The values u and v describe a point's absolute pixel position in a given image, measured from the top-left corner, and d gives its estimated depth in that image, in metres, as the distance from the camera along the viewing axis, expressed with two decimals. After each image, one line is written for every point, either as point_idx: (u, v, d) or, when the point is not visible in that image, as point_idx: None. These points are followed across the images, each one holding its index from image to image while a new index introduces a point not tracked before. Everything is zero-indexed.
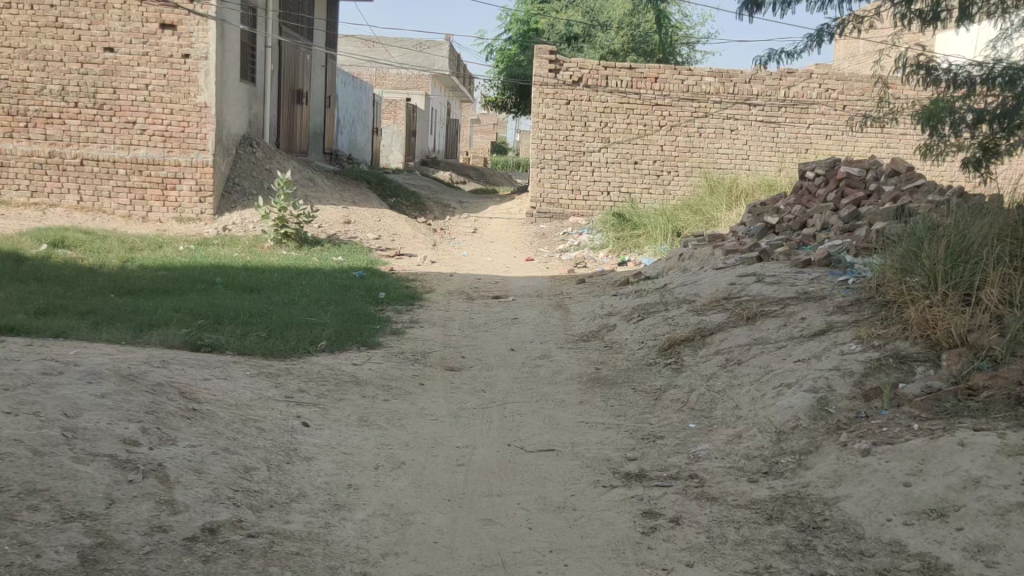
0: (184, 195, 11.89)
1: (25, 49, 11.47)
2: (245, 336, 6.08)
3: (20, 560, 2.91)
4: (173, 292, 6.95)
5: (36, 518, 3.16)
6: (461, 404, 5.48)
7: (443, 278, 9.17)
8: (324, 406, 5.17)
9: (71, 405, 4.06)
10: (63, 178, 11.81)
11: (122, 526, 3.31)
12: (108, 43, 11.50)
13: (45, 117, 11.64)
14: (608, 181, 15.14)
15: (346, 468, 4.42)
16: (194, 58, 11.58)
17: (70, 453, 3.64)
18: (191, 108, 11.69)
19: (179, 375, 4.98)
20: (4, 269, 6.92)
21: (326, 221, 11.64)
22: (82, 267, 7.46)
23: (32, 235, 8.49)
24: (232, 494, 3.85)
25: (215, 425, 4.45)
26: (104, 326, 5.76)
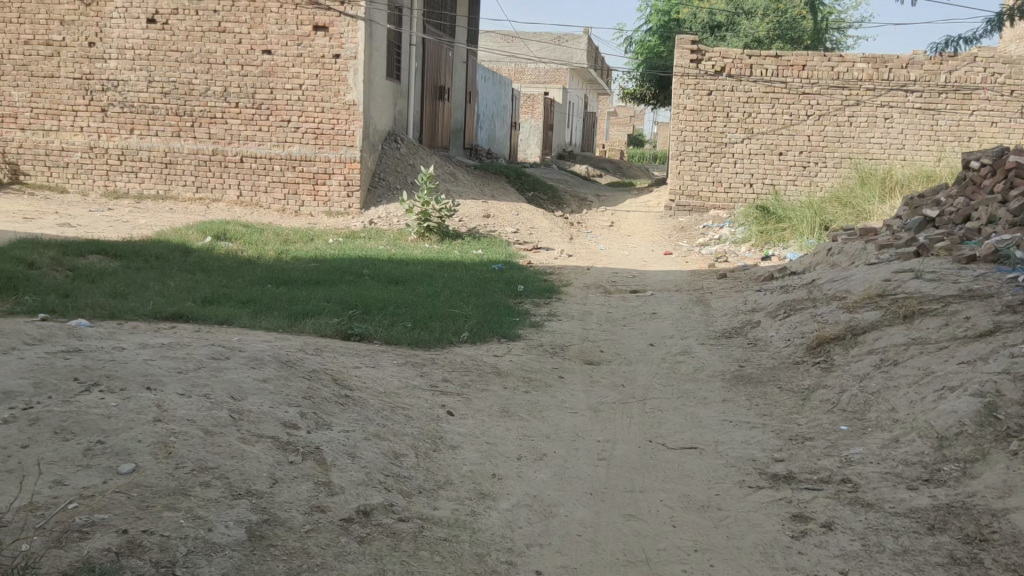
0: (334, 190, 12.41)
1: (192, 52, 12.24)
2: (392, 326, 6.29)
3: (194, 534, 3.11)
4: (324, 283, 7.27)
5: (208, 494, 3.38)
6: (601, 398, 5.48)
7: (581, 272, 9.17)
8: (467, 395, 5.29)
9: (237, 389, 4.33)
10: (225, 175, 12.55)
11: (285, 505, 3.49)
12: (266, 46, 12.15)
13: (209, 117, 12.39)
14: (751, 173, 14.71)
15: (490, 457, 4.50)
16: (345, 58, 12.07)
17: (237, 434, 3.88)
18: (341, 106, 12.18)
19: (332, 363, 5.22)
20: (174, 260, 7.42)
21: (466, 215, 11.87)
22: (243, 258, 7.90)
23: (198, 228, 9.06)
24: (384, 478, 3.99)
25: (367, 411, 4.63)
26: (263, 314, 6.09)
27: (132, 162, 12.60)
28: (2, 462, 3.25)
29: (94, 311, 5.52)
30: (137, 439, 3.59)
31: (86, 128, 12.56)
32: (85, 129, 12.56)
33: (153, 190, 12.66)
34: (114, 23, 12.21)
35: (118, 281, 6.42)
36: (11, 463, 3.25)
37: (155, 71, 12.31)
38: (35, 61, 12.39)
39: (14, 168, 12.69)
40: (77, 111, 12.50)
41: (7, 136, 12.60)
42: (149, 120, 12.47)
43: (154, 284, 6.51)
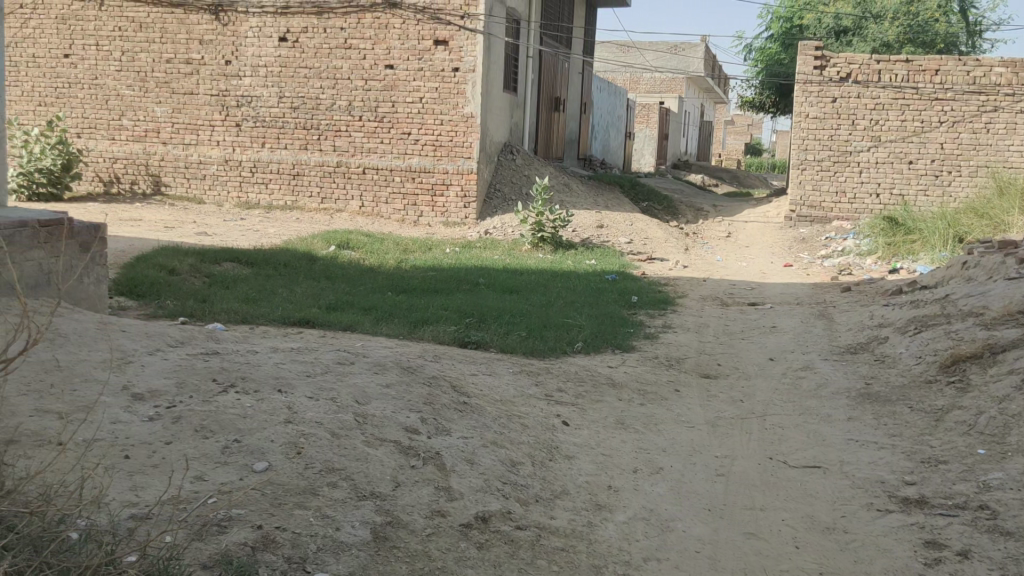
0: (451, 201, 12.66)
1: (320, 69, 12.76)
2: (508, 335, 6.36)
3: (323, 532, 3.23)
4: (443, 292, 7.43)
5: (335, 494, 3.50)
6: (719, 413, 5.38)
7: (697, 283, 9.03)
8: (582, 406, 5.29)
9: (361, 393, 4.48)
10: (348, 186, 13.00)
11: (407, 508, 3.58)
12: (389, 61, 12.54)
13: (334, 131, 12.87)
14: (877, 182, 14.14)
15: (606, 469, 4.49)
16: (464, 71, 12.30)
17: (362, 437, 4.01)
18: (459, 119, 12.42)
19: (451, 370, 5.32)
20: (301, 268, 7.74)
21: (581, 226, 11.88)
22: (365, 266, 8.17)
23: (322, 237, 9.42)
24: (502, 485, 4.03)
25: (484, 419, 4.70)
26: (385, 322, 6.27)
27: (262, 174, 13.22)
28: (149, 456, 3.46)
29: (228, 316, 5.82)
30: (270, 439, 3.76)
31: (221, 141, 13.26)
32: (220, 143, 13.25)
33: (282, 201, 13.24)
34: (248, 41, 12.88)
35: (250, 287, 6.74)
36: (156, 458, 3.46)
37: (285, 87, 12.90)
38: (176, 79, 13.18)
39: (156, 180, 13.51)
40: (214, 126, 13.21)
41: (150, 149, 13.43)
42: (278, 134, 13.07)
43: (282, 290, 6.81)
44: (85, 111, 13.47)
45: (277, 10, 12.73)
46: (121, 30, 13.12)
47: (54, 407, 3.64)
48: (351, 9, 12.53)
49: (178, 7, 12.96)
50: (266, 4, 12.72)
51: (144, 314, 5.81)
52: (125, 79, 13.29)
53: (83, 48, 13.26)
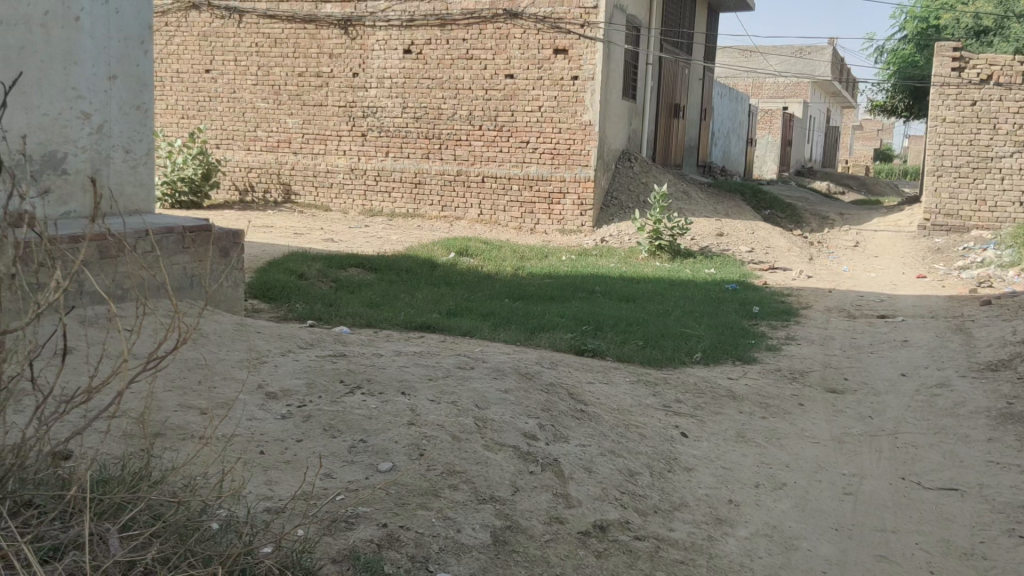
0: (568, 208, 12.68)
1: (442, 79, 13.06)
2: (625, 344, 6.32)
3: (445, 533, 3.30)
4: (560, 299, 7.46)
5: (456, 496, 3.56)
6: (846, 429, 5.18)
7: (822, 294, 8.73)
8: (701, 418, 5.20)
9: (481, 398, 4.54)
10: (467, 194, 13.23)
11: (526, 513, 3.60)
12: (509, 70, 12.71)
13: (455, 140, 13.13)
14: (1021, 190, 13.31)
15: (727, 483, 4.39)
16: (583, 79, 12.32)
17: (482, 441, 4.07)
18: (577, 127, 12.45)
19: (568, 377, 5.33)
20: (422, 274, 7.93)
21: (699, 234, 11.68)
22: (483, 274, 8.29)
23: (442, 244, 9.61)
24: (620, 495, 4.00)
25: (602, 427, 4.68)
26: (503, 328, 6.34)
27: (386, 183, 13.62)
28: (282, 452, 3.62)
29: (354, 319, 6.03)
30: (394, 441, 3.87)
31: (348, 151, 13.74)
32: (347, 152, 13.73)
33: (404, 209, 13.59)
34: (375, 54, 13.32)
35: (374, 292, 6.96)
36: (289, 454, 3.62)
37: (409, 98, 13.26)
38: (307, 91, 13.76)
39: (286, 189, 14.13)
40: (341, 136, 13.72)
41: (282, 159, 14.05)
42: (402, 143, 13.44)
43: (403, 295, 6.99)
44: (223, 123, 14.23)
45: (403, 23, 13.11)
46: (257, 45, 13.80)
47: (196, 403, 3.86)
48: (473, 20, 12.77)
49: (310, 22, 13.53)
50: (392, 17, 13.12)
51: (276, 317, 6.08)
52: (260, 92, 13.97)
53: (223, 63, 14.01)
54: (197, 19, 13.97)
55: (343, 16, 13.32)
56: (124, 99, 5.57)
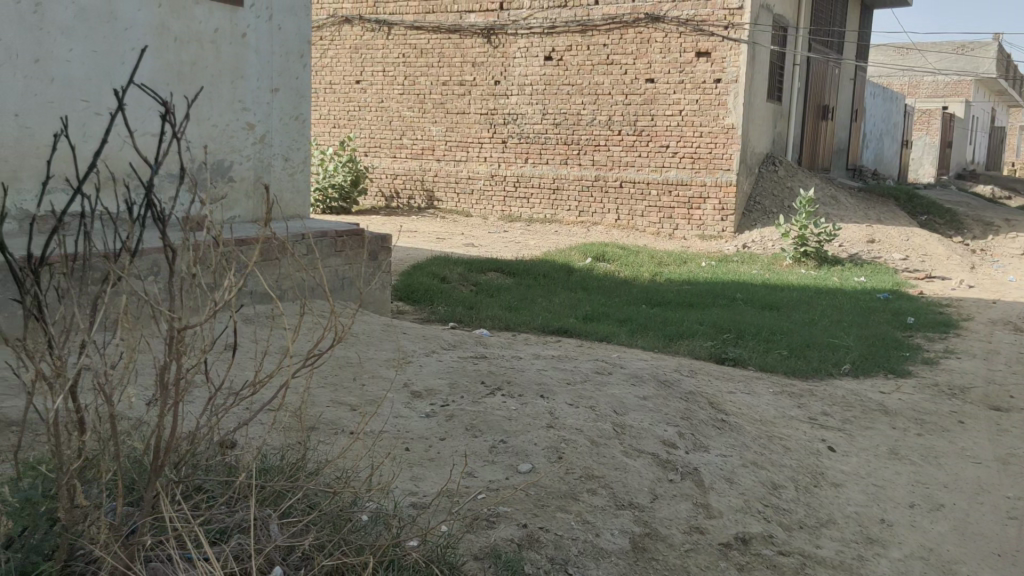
0: (708, 213, 12.42)
1: (582, 85, 13.14)
2: (767, 353, 6.14)
3: (584, 537, 3.30)
4: (700, 306, 7.34)
5: (595, 501, 3.56)
6: (1011, 450, 4.84)
7: (984, 305, 8.19)
8: (850, 432, 4.98)
9: (619, 404, 4.53)
10: (605, 200, 13.21)
11: (666, 521, 3.56)
12: (649, 75, 12.63)
13: (594, 145, 13.16)
14: None
15: (878, 501, 4.19)
16: (726, 82, 12.05)
17: (621, 447, 4.05)
18: (719, 130, 12.18)
19: (708, 386, 5.23)
20: (559, 279, 7.99)
21: (848, 240, 11.20)
22: (621, 279, 8.26)
23: (580, 249, 9.64)
24: (764, 507, 3.88)
25: (744, 437, 4.56)
26: (641, 334, 6.30)
27: (525, 189, 13.78)
28: (426, 450, 3.74)
29: (493, 322, 6.14)
30: (534, 442, 3.91)
31: (489, 157, 14.00)
32: (488, 159, 14.00)
33: (542, 214, 13.72)
34: (517, 62, 13.53)
35: (512, 296, 7.07)
36: (433, 452, 3.73)
37: (549, 104, 13.40)
38: (451, 100, 14.13)
39: (429, 195, 14.54)
40: (482, 143, 13.99)
41: (426, 166, 14.48)
42: (541, 149, 13.58)
43: (541, 299, 7.07)
44: (371, 131, 14.82)
45: (544, 30, 13.26)
46: (404, 56, 14.29)
47: (346, 400, 4.03)
48: (615, 25, 12.78)
49: (454, 32, 13.89)
50: (533, 25, 13.31)
51: (419, 318, 6.29)
52: (407, 101, 14.46)
53: (372, 74, 14.58)
54: (349, 32, 14.61)
55: (486, 25, 13.60)
56: (285, 111, 5.91)
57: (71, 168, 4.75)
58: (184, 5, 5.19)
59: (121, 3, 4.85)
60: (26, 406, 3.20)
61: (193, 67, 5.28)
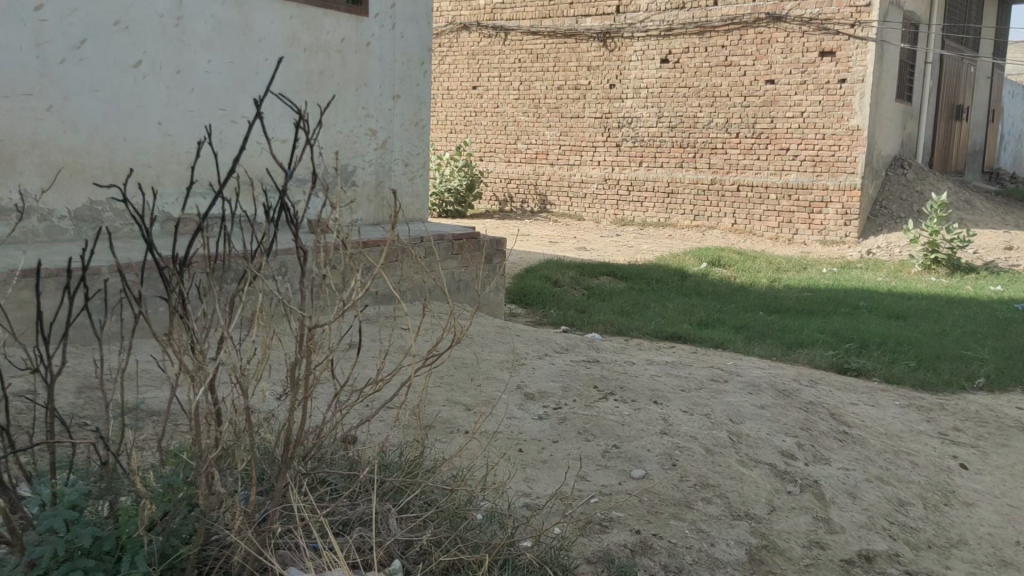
0: (830, 218, 11.99)
1: (698, 87, 12.95)
2: (893, 364, 5.88)
3: (698, 545, 3.25)
4: (821, 314, 7.11)
5: (710, 510, 3.50)
6: None
7: None
8: (984, 449, 4.71)
9: (735, 412, 4.43)
10: (721, 204, 12.94)
11: (784, 534, 3.46)
12: (769, 76, 12.33)
13: (711, 148, 12.93)
14: None
15: (1015, 523, 3.95)
16: (851, 82, 11.62)
17: (737, 456, 3.97)
18: (844, 132, 11.74)
19: (829, 397, 5.05)
20: (673, 284, 7.89)
21: (983, 247, 10.61)
22: (738, 285, 8.09)
23: (695, 254, 9.48)
24: (888, 524, 3.72)
25: (868, 451, 4.38)
26: (758, 342, 6.15)
27: (639, 193, 13.66)
28: (539, 451, 3.76)
29: (605, 327, 6.12)
30: (647, 448, 3.89)
31: (603, 161, 13.95)
32: (602, 162, 13.96)
33: (656, 218, 13.56)
34: (633, 65, 13.46)
35: (625, 301, 7.03)
36: (546, 454, 3.75)
37: (665, 107, 13.26)
38: (565, 104, 14.18)
39: (543, 199, 14.60)
40: (597, 147, 13.97)
41: (540, 170, 14.56)
42: (656, 152, 13.44)
43: (654, 304, 7.00)
44: (487, 136, 15.01)
45: (661, 33, 13.14)
46: (520, 61, 14.43)
47: (462, 400, 4.11)
48: (734, 26, 12.54)
49: (570, 37, 13.93)
50: (650, 28, 13.21)
51: (532, 321, 6.33)
52: (522, 106, 14.57)
53: (488, 79, 14.78)
54: (467, 38, 14.86)
55: (603, 29, 13.59)
56: (406, 117, 6.07)
57: (211, 174, 5.04)
58: (312, 16, 5.41)
59: (254, 15, 5.10)
60: (168, 397, 3.40)
61: (320, 76, 5.49)
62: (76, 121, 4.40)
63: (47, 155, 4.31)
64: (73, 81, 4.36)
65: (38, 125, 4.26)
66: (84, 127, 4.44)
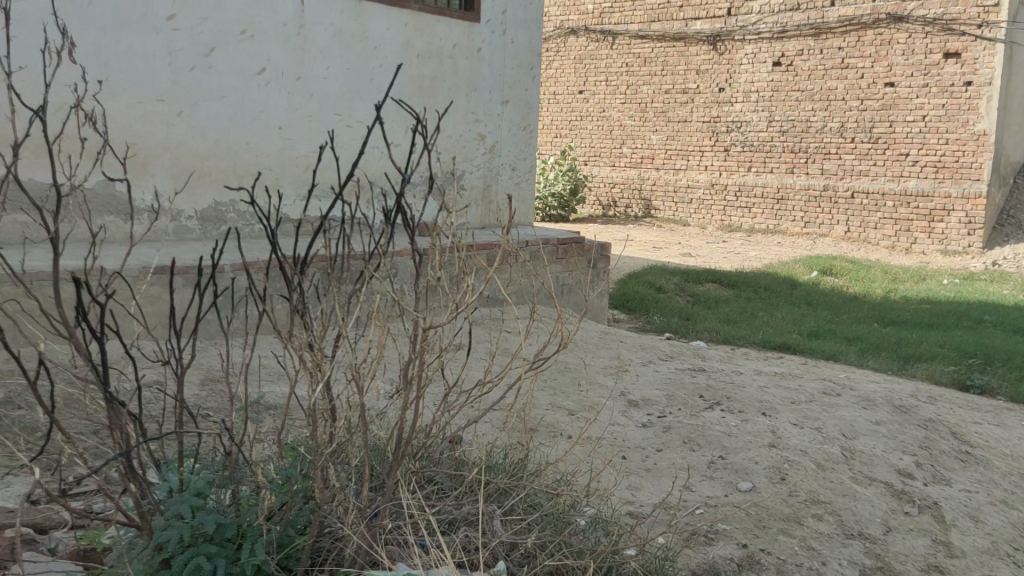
0: (952, 227, 11.44)
1: (812, 90, 12.58)
2: (1020, 381, 5.56)
3: (808, 563, 3.15)
4: (941, 327, 6.79)
5: (820, 527, 3.39)
6: None
7: None
8: None
9: (849, 427, 4.28)
10: (834, 211, 12.51)
11: (900, 556, 3.31)
12: (890, 78, 11.89)
13: (824, 153, 12.54)
14: None
15: None
16: (978, 84, 11.14)
17: (850, 473, 3.83)
18: (968, 137, 11.25)
19: (950, 415, 4.81)
20: (781, 292, 7.68)
21: None
22: (850, 295, 7.81)
23: (805, 262, 9.21)
24: (1015, 552, 3.51)
25: (992, 474, 4.15)
26: (872, 354, 5.92)
27: (747, 198, 13.35)
28: (643, 459, 3.72)
29: (711, 335, 6.01)
30: (755, 461, 3.79)
31: (710, 165, 13.71)
32: (709, 167, 13.72)
33: (764, 225, 13.23)
34: (744, 68, 13.19)
35: (731, 309, 6.88)
36: (650, 462, 3.71)
37: (776, 111, 12.93)
38: (673, 108, 14.00)
39: (647, 204, 14.45)
40: (704, 151, 13.74)
41: (645, 175, 14.42)
42: (766, 158, 13.12)
43: (762, 313, 6.83)
44: (592, 140, 14.98)
45: (774, 35, 12.82)
46: (628, 65, 14.33)
47: (566, 404, 4.11)
48: (851, 27, 12.12)
49: (680, 40, 13.75)
50: (763, 30, 12.91)
51: (636, 328, 6.28)
52: (629, 110, 14.46)
53: (595, 84, 14.76)
54: (575, 43, 14.86)
55: (713, 31, 13.36)
56: (515, 121, 6.12)
57: (330, 176, 5.20)
58: (426, 23, 5.51)
59: (371, 22, 5.24)
60: (287, 392, 3.53)
61: (433, 81, 5.59)
62: (204, 125, 4.62)
63: (177, 158, 4.54)
64: (202, 87, 4.58)
65: (170, 129, 4.50)
66: (212, 131, 4.65)
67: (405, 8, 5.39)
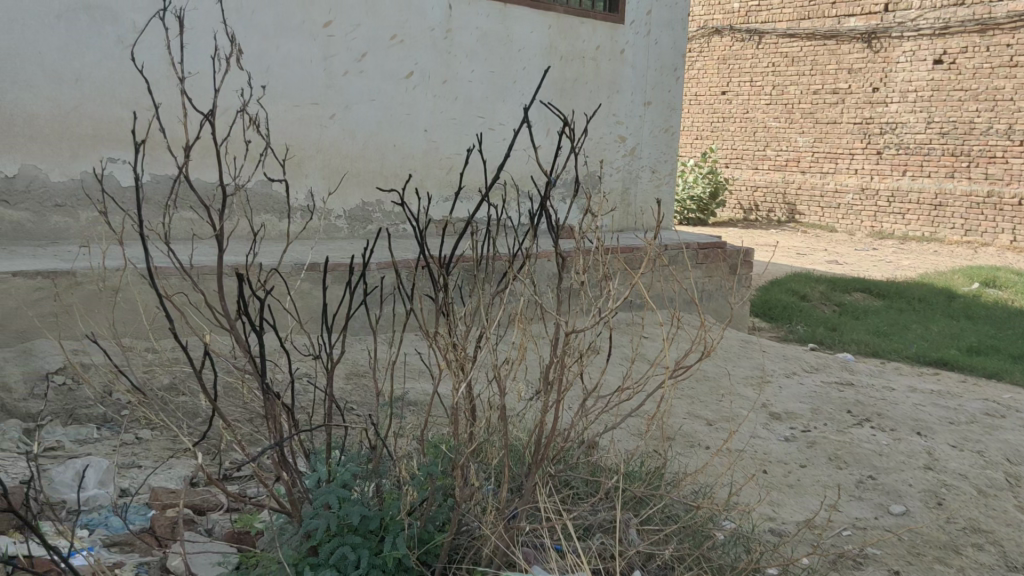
0: None
1: (977, 91, 11.93)
2: None
3: None
4: None
5: (981, 558, 3.11)
6: None
7: None
8: None
9: (1015, 452, 3.96)
10: (999, 219, 11.88)
11: None
12: None
13: (989, 157, 11.89)
14: None
15: None
16: None
17: (1016, 500, 3.54)
18: None
19: None
20: (937, 304, 7.22)
21: None
22: (1016, 309, 7.26)
23: (964, 273, 8.63)
24: None
25: None
26: None
27: (901, 204, 12.70)
28: (786, 475, 3.57)
29: (859, 347, 5.72)
30: (908, 483, 3.58)
31: (860, 169, 13.11)
32: (859, 171, 13.11)
33: (919, 232, 12.60)
34: (900, 67, 12.57)
35: (882, 320, 6.53)
36: (793, 478, 3.55)
37: (936, 112, 12.29)
38: (821, 109, 13.45)
39: (792, 208, 13.93)
40: (854, 154, 13.14)
41: (790, 178, 13.93)
42: (923, 161, 12.48)
43: (916, 326, 6.44)
44: (734, 143, 14.57)
45: (935, 32, 12.17)
46: (774, 65, 13.85)
47: (704, 414, 4.01)
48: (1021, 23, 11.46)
49: (830, 38, 13.17)
50: (923, 27, 12.26)
51: (777, 337, 6.06)
52: (774, 111, 13.98)
53: (739, 84, 14.36)
54: (719, 43, 14.50)
55: (867, 29, 12.71)
56: (656, 123, 6.03)
57: (475, 178, 5.29)
58: (571, 25, 5.51)
59: (516, 26, 5.28)
60: (428, 390, 3.60)
61: (575, 83, 5.59)
62: (354, 128, 4.79)
63: (329, 159, 4.73)
64: (353, 91, 4.75)
65: (323, 131, 4.69)
66: (361, 133, 4.82)
67: (549, 11, 5.40)
